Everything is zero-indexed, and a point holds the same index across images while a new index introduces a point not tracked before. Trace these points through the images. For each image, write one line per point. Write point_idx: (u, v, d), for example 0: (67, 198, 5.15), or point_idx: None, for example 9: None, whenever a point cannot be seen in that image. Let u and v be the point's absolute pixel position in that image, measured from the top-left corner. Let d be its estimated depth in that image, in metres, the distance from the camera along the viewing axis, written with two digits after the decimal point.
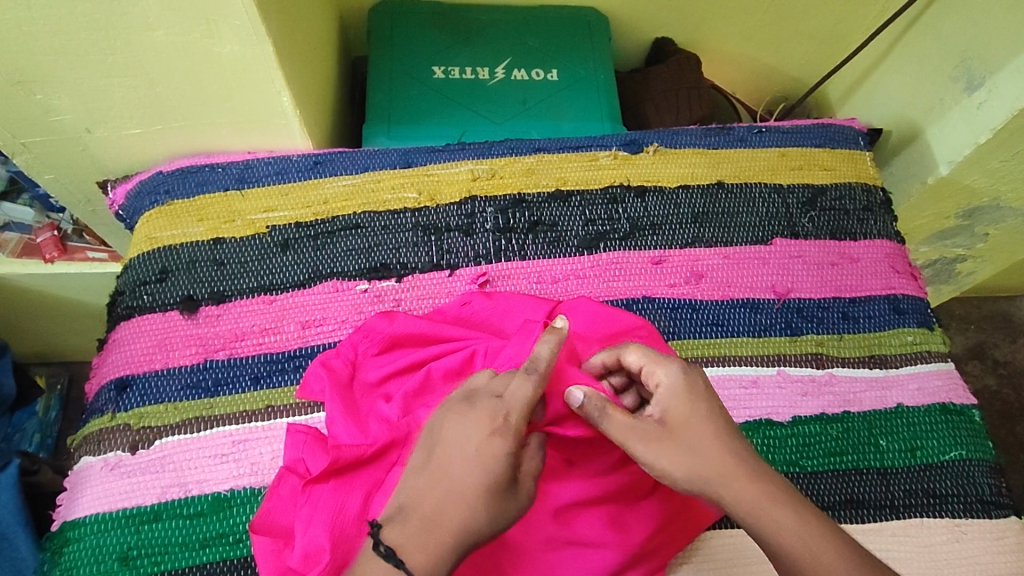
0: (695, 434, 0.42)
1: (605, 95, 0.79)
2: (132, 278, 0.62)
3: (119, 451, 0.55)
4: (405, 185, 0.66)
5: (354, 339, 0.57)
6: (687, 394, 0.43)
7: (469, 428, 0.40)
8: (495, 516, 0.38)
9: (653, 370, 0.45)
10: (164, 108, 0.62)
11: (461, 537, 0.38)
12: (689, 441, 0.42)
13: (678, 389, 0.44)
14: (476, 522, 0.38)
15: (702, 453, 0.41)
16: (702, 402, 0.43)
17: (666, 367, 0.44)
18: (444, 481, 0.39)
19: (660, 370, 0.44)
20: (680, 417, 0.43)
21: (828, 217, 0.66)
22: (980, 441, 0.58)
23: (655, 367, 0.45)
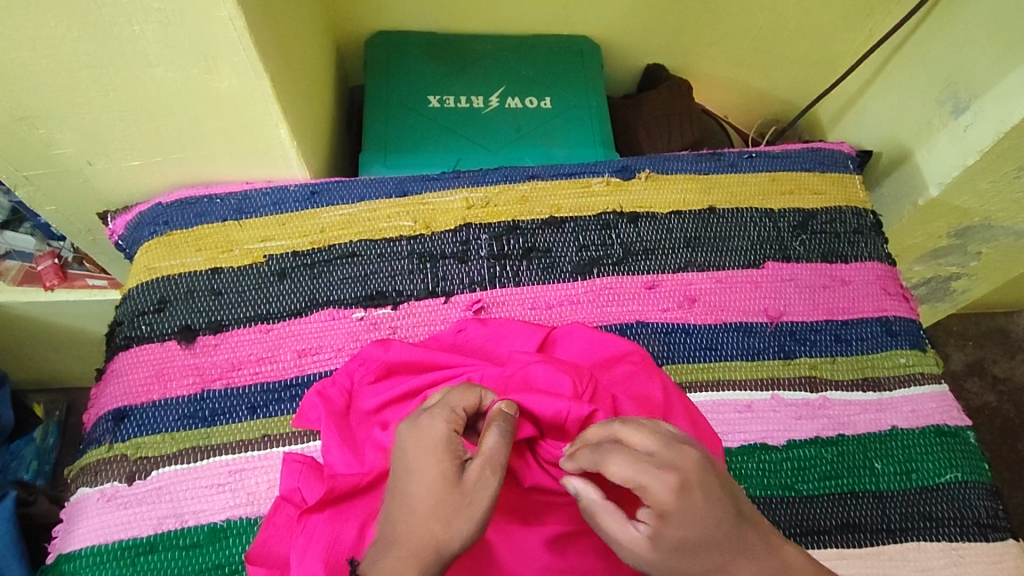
0: (694, 557, 0.37)
1: (598, 122, 0.80)
2: (130, 308, 0.63)
3: (116, 482, 0.55)
4: (400, 213, 0.67)
5: (350, 367, 0.57)
6: (684, 518, 0.37)
7: (405, 435, 0.43)
8: (454, 511, 0.39)
9: (640, 484, 0.37)
10: (164, 141, 0.63)
11: (423, 540, 0.38)
12: (688, 564, 0.37)
13: (672, 514, 0.37)
14: (434, 523, 0.39)
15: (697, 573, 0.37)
16: (701, 521, 0.37)
17: (661, 483, 0.37)
18: (397, 492, 0.41)
19: (649, 488, 0.37)
20: (675, 538, 0.37)
21: (819, 240, 0.67)
22: (976, 462, 0.58)
23: (643, 484, 0.37)
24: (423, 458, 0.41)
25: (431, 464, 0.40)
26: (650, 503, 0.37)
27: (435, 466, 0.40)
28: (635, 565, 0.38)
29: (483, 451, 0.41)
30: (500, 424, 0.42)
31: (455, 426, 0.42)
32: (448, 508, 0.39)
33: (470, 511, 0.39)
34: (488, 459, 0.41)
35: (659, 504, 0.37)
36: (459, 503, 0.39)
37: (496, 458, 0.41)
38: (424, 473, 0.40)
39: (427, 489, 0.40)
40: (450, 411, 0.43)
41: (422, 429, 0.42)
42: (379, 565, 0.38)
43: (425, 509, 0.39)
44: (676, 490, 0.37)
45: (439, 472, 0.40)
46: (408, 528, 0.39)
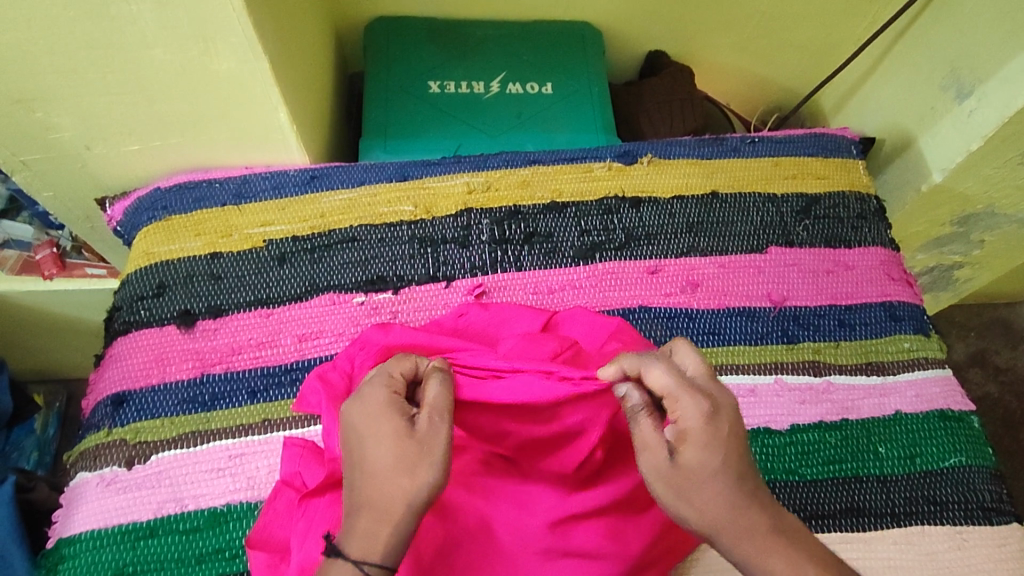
0: (703, 491, 0.38)
1: (600, 108, 0.80)
2: (129, 294, 0.62)
3: (115, 466, 0.55)
4: (401, 198, 0.66)
5: (349, 353, 0.56)
6: (708, 442, 0.39)
7: (350, 407, 0.42)
8: (413, 463, 0.39)
9: (679, 400, 0.40)
10: (163, 124, 0.62)
11: (393, 495, 0.38)
12: (700, 491, 0.38)
13: (697, 434, 0.39)
14: (398, 476, 0.39)
15: (705, 509, 0.38)
16: (721, 448, 0.39)
17: (694, 404, 0.40)
18: (356, 458, 0.41)
19: (683, 402, 0.40)
20: (693, 462, 0.38)
21: (822, 225, 0.67)
22: (980, 447, 0.58)
23: (679, 397, 0.40)
24: (371, 420, 0.41)
25: (381, 423, 0.40)
26: (677, 422, 0.40)
27: (383, 424, 0.40)
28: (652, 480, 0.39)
29: (428, 403, 0.41)
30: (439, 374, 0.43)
31: (394, 388, 0.43)
32: (408, 461, 0.39)
33: (429, 458, 0.39)
34: (433, 407, 0.41)
35: (686, 421, 0.39)
36: (417, 453, 0.39)
37: (439, 404, 0.41)
38: (376, 434, 0.40)
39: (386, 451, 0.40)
40: (388, 375, 0.43)
41: (365, 395, 0.42)
42: (354, 527, 0.38)
43: (386, 464, 0.39)
44: (706, 413, 0.39)
45: (387, 429, 0.40)
46: (375, 489, 0.39)
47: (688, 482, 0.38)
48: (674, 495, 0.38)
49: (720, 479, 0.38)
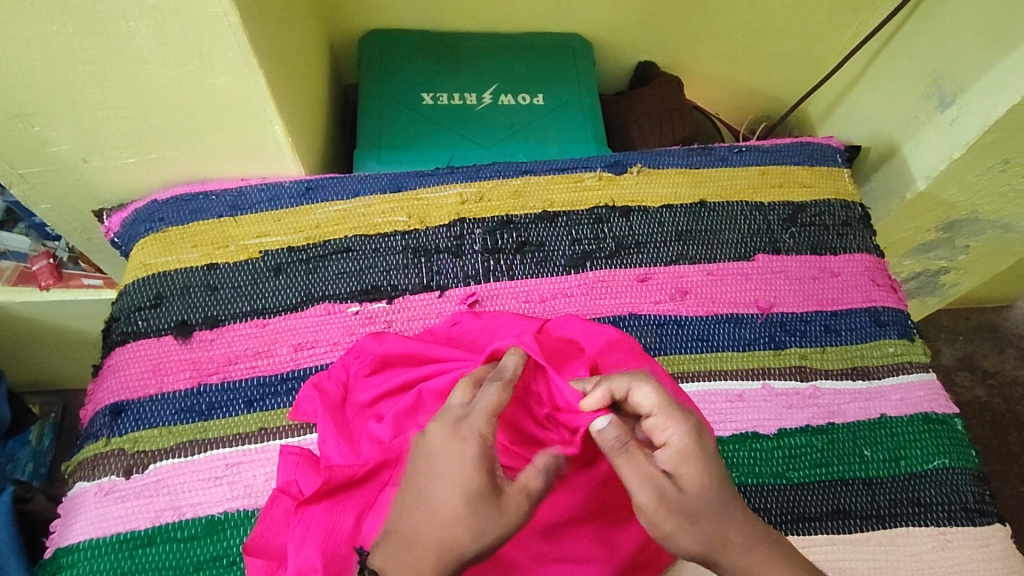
0: (702, 514, 0.40)
1: (590, 118, 0.81)
2: (126, 305, 0.63)
3: (113, 476, 0.55)
4: (395, 209, 0.67)
5: (345, 361, 0.57)
6: (697, 464, 0.40)
7: (444, 437, 0.41)
8: (480, 527, 0.39)
9: (664, 424, 0.41)
10: (160, 138, 0.63)
11: (447, 548, 0.39)
12: (703, 512, 0.40)
13: (689, 453, 0.40)
14: (457, 530, 0.39)
15: (703, 531, 0.40)
16: (713, 464, 0.41)
17: (682, 424, 0.41)
18: (424, 492, 0.40)
19: (671, 427, 0.41)
20: (693, 483, 0.40)
21: (808, 233, 0.68)
22: (963, 449, 0.59)
23: (666, 422, 0.41)
24: (466, 467, 0.40)
25: (467, 477, 0.39)
26: (668, 444, 0.41)
27: (469, 478, 0.39)
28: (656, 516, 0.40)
29: (521, 482, 0.40)
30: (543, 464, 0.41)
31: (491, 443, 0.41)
32: (475, 521, 0.39)
33: (494, 530, 0.39)
34: (523, 487, 0.40)
35: (674, 444, 0.41)
36: (486, 520, 0.39)
37: (529, 485, 0.40)
38: (455, 480, 0.39)
39: (459, 505, 0.39)
40: (494, 422, 0.41)
41: (462, 440, 0.40)
42: (392, 554, 0.39)
43: (455, 517, 0.39)
44: (693, 432, 0.41)
45: (471, 485, 0.39)
46: (434, 536, 0.39)
47: (688, 508, 0.40)
48: (676, 526, 0.40)
49: (714, 495, 0.40)
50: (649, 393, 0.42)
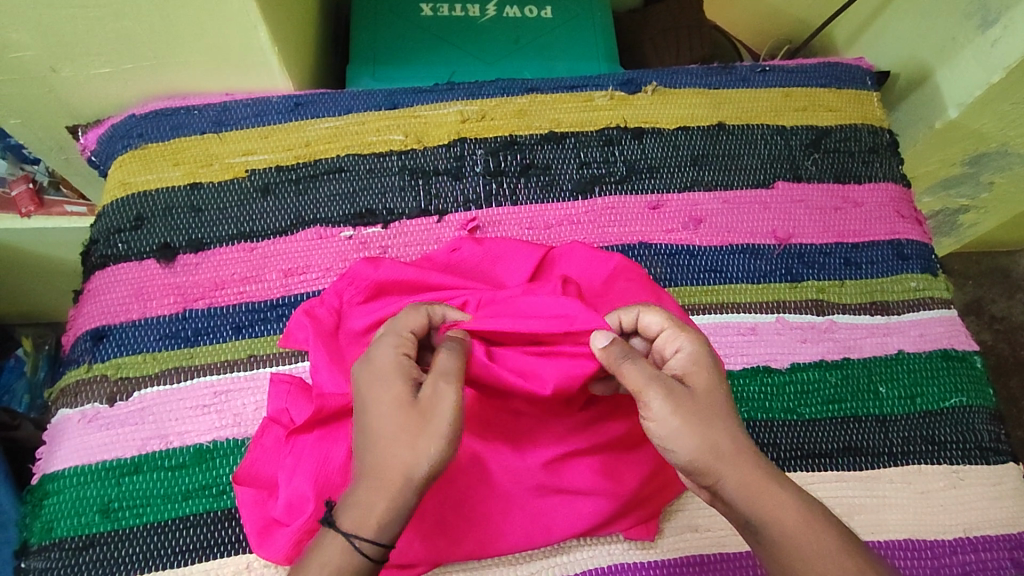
0: (712, 411, 0.40)
1: (602, 34, 0.75)
2: (105, 226, 0.59)
3: (97, 403, 0.53)
4: (391, 127, 0.62)
5: (338, 287, 0.54)
6: (706, 365, 0.42)
7: (361, 366, 0.42)
8: (417, 436, 0.38)
9: (675, 336, 0.43)
10: (134, 45, 0.58)
11: (389, 469, 0.38)
12: (711, 415, 0.40)
13: (700, 360, 0.42)
14: (399, 449, 0.38)
15: (711, 433, 0.39)
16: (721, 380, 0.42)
17: (693, 337, 0.43)
18: (359, 423, 0.40)
19: (682, 337, 0.43)
20: (702, 387, 0.41)
21: (832, 160, 0.64)
22: (981, 387, 0.57)
23: (677, 334, 0.43)
24: (388, 383, 0.40)
25: (387, 388, 0.40)
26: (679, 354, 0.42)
27: (390, 390, 0.40)
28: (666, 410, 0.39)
29: (436, 368, 0.40)
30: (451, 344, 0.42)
31: (404, 350, 0.42)
32: (410, 430, 0.38)
33: (430, 429, 0.38)
34: (440, 373, 0.40)
35: (685, 349, 0.42)
36: (420, 423, 0.39)
37: (448, 369, 0.40)
38: (383, 398, 0.40)
39: (390, 424, 0.39)
40: (398, 336, 0.43)
41: (373, 358, 0.42)
42: (353, 497, 0.38)
43: (387, 435, 0.39)
44: (702, 341, 0.43)
45: (394, 396, 0.40)
46: (374, 459, 0.38)
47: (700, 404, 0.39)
48: (685, 423, 0.39)
49: (720, 401, 0.41)
50: (657, 314, 0.44)
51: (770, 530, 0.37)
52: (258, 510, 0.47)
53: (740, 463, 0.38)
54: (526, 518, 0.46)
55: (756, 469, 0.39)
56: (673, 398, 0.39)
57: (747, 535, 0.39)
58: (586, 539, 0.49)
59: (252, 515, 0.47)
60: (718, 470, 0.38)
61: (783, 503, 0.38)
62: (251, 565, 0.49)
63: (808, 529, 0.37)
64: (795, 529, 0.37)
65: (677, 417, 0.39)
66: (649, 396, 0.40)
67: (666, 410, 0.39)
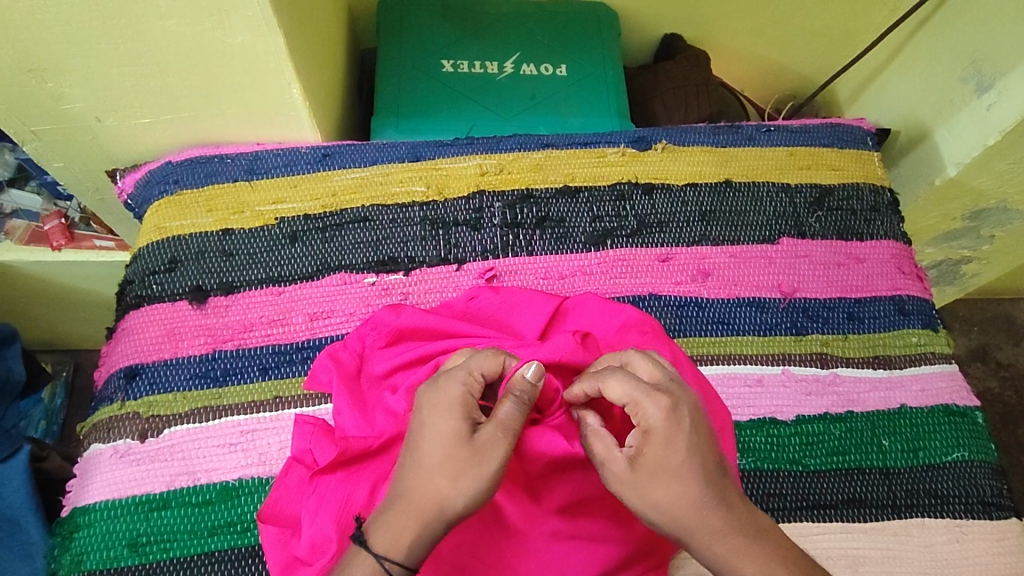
0: (664, 486, 0.40)
1: (614, 91, 0.79)
2: (141, 268, 0.62)
3: (128, 439, 0.56)
4: (413, 178, 0.66)
5: (360, 332, 0.56)
6: (671, 443, 0.40)
7: (424, 393, 0.44)
8: (462, 471, 0.40)
9: (638, 406, 0.41)
10: (176, 98, 0.62)
11: (428, 500, 0.40)
12: (665, 489, 0.40)
13: (659, 432, 0.40)
14: (440, 479, 0.40)
15: (668, 510, 0.40)
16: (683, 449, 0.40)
17: (653, 406, 0.40)
18: (410, 447, 0.42)
19: (641, 408, 0.41)
20: (657, 461, 0.40)
21: (835, 217, 0.66)
22: (982, 442, 0.59)
23: (636, 405, 0.41)
24: (450, 416, 0.42)
25: (444, 420, 0.42)
26: (640, 424, 0.41)
27: (448, 422, 0.41)
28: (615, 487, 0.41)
29: (496, 418, 0.41)
30: (518, 393, 0.42)
31: (471, 388, 0.43)
32: (456, 466, 0.40)
33: (476, 469, 0.40)
34: (500, 426, 0.41)
35: (652, 426, 0.40)
36: (468, 462, 0.40)
37: (509, 424, 0.41)
38: (439, 428, 0.42)
39: (438, 456, 0.41)
40: (468, 372, 0.43)
41: (438, 389, 0.43)
42: (387, 519, 0.41)
43: (435, 465, 0.41)
44: (665, 412, 0.40)
45: (450, 428, 0.41)
46: (415, 486, 0.41)
47: (648, 482, 0.40)
48: (635, 500, 0.40)
49: (685, 476, 0.40)
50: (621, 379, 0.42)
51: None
52: (282, 548, 0.49)
53: (718, 535, 0.40)
54: (541, 564, 0.47)
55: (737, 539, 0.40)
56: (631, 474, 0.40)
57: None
58: None
59: (277, 553, 0.49)
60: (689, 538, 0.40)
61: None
62: None
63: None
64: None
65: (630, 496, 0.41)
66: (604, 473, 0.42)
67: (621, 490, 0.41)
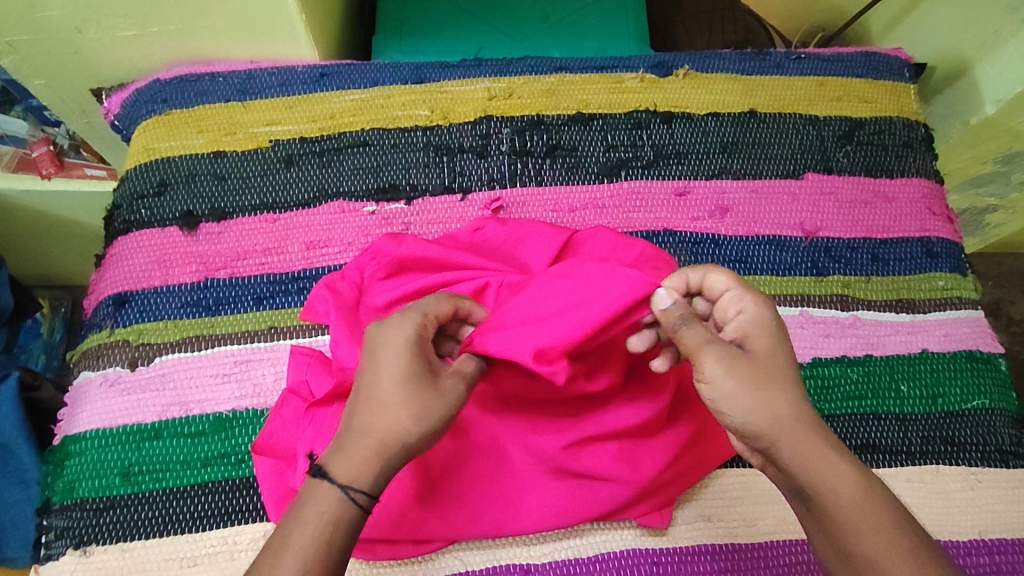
0: (770, 374, 0.39)
1: (633, 14, 0.73)
2: (128, 192, 0.59)
3: (118, 367, 0.54)
4: (416, 102, 0.62)
5: (360, 262, 0.54)
6: (771, 331, 0.41)
7: (376, 332, 0.40)
8: (423, 410, 0.38)
9: (739, 298, 0.43)
10: (161, 8, 0.57)
11: (390, 435, 0.38)
12: (772, 378, 0.39)
13: (763, 320, 0.41)
14: (404, 416, 0.38)
15: (776, 401, 0.38)
16: (781, 344, 0.41)
17: (754, 300, 0.42)
18: (365, 384, 0.39)
19: (746, 299, 0.42)
20: (762, 348, 0.40)
21: (864, 152, 0.63)
22: (1004, 390, 0.56)
23: (740, 296, 0.43)
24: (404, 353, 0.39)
25: (401, 360, 0.39)
26: (739, 314, 0.42)
27: (405, 362, 0.39)
28: (719, 375, 0.39)
29: (461, 370, 0.41)
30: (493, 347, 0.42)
31: (425, 328, 0.41)
32: (419, 405, 0.38)
33: (437, 409, 0.39)
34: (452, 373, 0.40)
35: (750, 314, 0.42)
36: (430, 402, 0.39)
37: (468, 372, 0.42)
38: (394, 368, 0.39)
39: (397, 394, 0.38)
40: (422, 316, 0.41)
41: (393, 328, 0.40)
42: (347, 450, 0.38)
43: (396, 404, 0.38)
44: (765, 307, 0.42)
45: (407, 369, 0.39)
46: (377, 423, 0.38)
47: (757, 368, 0.39)
48: (738, 384, 0.39)
49: (783, 364, 0.40)
50: (721, 276, 0.44)
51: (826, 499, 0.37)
52: (277, 480, 0.48)
53: (799, 430, 0.38)
54: (542, 502, 0.47)
55: (814, 441, 0.38)
56: (728, 356, 0.39)
57: (800, 501, 0.38)
58: (598, 522, 0.49)
59: (272, 485, 0.48)
60: (777, 434, 0.38)
61: (837, 495, 0.37)
62: (268, 534, 0.49)
63: (868, 508, 0.36)
64: (851, 505, 0.36)
65: (728, 383, 0.39)
66: (700, 360, 0.40)
67: (719, 378, 0.39)
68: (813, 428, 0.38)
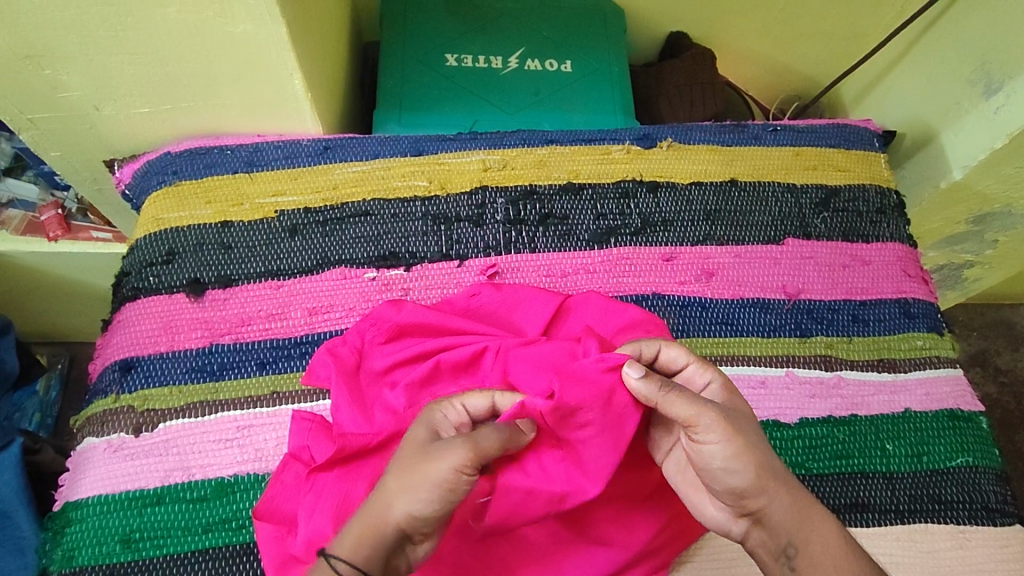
0: (754, 436, 0.43)
1: (619, 89, 0.78)
2: (138, 259, 0.61)
3: (122, 433, 0.55)
4: (415, 172, 0.65)
5: (360, 327, 0.55)
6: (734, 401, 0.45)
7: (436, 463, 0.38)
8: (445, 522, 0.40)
9: (701, 372, 0.46)
10: (174, 88, 0.61)
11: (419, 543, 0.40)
12: (754, 440, 0.43)
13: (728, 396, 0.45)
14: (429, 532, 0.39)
15: (760, 461, 0.42)
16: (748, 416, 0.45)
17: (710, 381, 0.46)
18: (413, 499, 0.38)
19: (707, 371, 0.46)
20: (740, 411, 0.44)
21: (841, 218, 0.66)
22: (986, 447, 0.58)
23: (700, 369, 0.46)
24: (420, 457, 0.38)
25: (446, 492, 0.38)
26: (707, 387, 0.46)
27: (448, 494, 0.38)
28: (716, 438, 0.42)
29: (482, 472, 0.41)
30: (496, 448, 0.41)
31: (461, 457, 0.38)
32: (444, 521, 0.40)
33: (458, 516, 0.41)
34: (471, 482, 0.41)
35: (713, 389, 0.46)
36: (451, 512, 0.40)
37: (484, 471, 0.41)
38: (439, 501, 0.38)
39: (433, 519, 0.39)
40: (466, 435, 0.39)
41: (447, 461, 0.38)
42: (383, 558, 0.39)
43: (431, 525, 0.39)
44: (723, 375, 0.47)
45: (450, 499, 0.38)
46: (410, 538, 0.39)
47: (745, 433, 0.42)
48: (737, 447, 0.42)
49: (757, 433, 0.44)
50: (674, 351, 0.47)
51: (807, 556, 0.41)
52: (278, 545, 0.49)
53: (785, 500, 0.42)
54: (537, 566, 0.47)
55: (794, 506, 0.42)
56: (726, 423, 0.42)
57: (781, 559, 0.42)
58: None
59: (273, 550, 0.49)
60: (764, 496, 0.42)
61: (819, 553, 0.41)
62: None
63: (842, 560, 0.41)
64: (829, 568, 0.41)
65: (727, 444, 0.42)
66: (703, 426, 0.42)
67: (725, 440, 0.42)
68: (793, 495, 0.43)
